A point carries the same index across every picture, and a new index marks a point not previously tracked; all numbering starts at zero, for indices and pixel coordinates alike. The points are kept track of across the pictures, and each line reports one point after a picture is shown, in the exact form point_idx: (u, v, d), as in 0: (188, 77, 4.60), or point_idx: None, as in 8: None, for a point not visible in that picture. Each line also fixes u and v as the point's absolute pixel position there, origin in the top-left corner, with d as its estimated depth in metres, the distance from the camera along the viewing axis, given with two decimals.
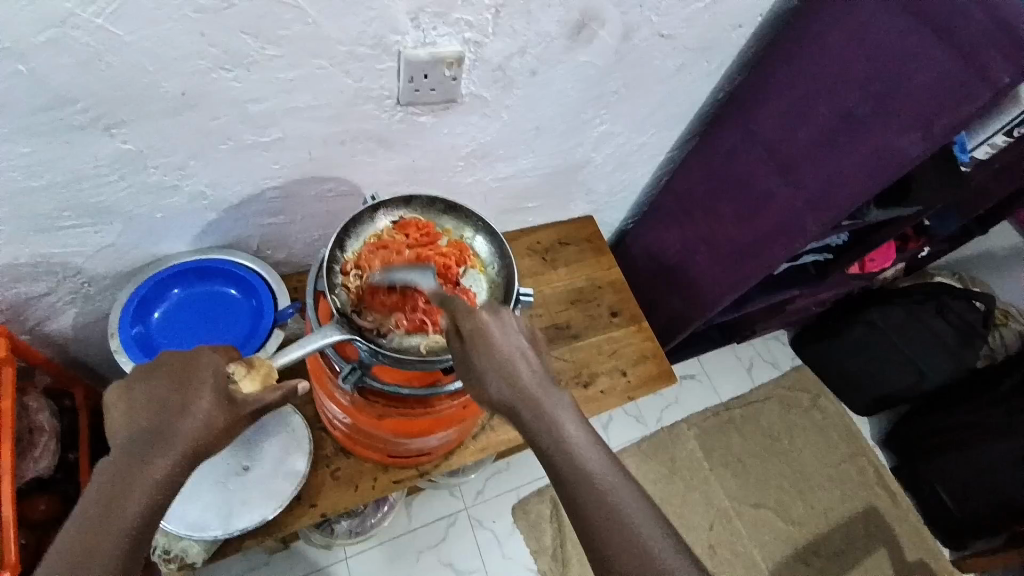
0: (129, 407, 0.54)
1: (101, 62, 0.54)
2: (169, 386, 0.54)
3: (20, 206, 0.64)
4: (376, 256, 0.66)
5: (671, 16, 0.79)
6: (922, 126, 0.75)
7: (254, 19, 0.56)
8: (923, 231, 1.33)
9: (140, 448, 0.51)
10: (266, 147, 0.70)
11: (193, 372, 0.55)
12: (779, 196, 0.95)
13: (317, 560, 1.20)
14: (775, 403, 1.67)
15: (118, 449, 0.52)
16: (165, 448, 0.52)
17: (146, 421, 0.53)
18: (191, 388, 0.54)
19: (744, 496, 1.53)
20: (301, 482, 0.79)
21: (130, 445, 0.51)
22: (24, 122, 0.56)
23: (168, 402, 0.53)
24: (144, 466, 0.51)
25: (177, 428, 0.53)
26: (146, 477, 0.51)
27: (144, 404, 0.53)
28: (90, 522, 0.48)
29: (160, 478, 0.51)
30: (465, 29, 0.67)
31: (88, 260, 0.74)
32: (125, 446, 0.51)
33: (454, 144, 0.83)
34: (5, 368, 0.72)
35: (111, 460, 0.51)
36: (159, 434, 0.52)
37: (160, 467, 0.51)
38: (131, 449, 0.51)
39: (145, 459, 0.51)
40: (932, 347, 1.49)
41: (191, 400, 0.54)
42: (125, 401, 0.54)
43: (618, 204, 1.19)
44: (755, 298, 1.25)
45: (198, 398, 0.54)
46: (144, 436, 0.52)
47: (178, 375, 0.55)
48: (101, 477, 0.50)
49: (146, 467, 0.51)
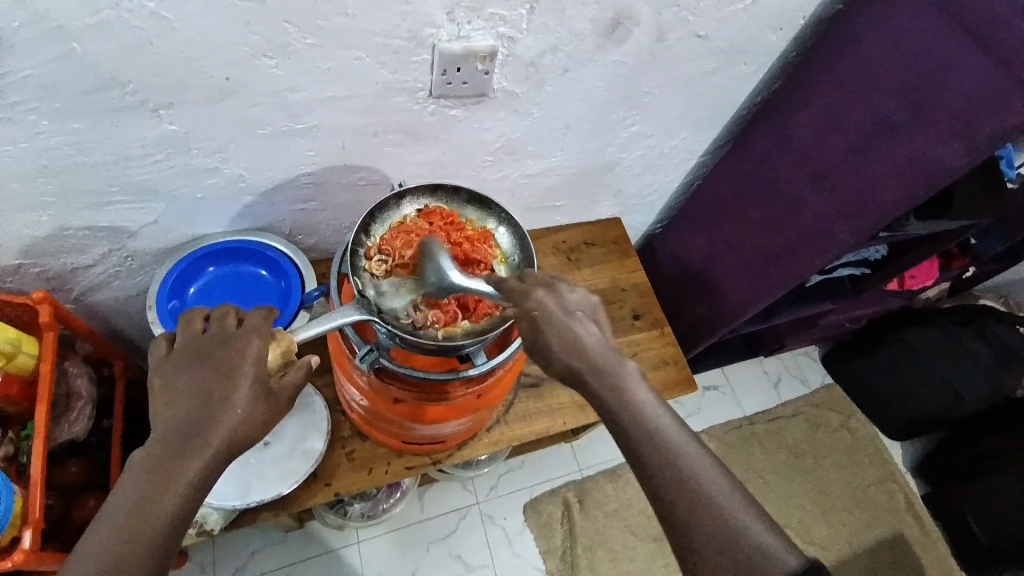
0: (169, 398, 0.54)
1: (150, 47, 0.57)
2: (207, 379, 0.54)
3: (72, 181, 0.68)
4: (398, 238, 0.67)
5: (708, 17, 0.78)
6: (964, 136, 0.73)
7: (295, 9, 0.58)
8: (967, 249, 1.27)
9: (176, 443, 0.52)
10: (302, 135, 0.73)
11: (233, 365, 0.55)
12: (812, 206, 0.92)
13: (330, 541, 1.22)
14: (802, 420, 1.62)
15: (155, 441, 0.52)
16: (202, 444, 0.52)
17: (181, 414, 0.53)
18: (230, 383, 0.54)
19: (764, 513, 1.49)
20: (317, 461, 0.81)
21: (167, 438, 0.52)
22: (78, 102, 0.60)
23: (206, 395, 0.54)
24: (181, 461, 0.51)
25: (214, 424, 0.53)
26: (184, 473, 0.51)
27: (181, 394, 0.54)
28: (129, 516, 0.49)
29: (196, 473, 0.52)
30: (499, 24, 0.67)
31: (130, 236, 0.78)
32: (162, 439, 0.52)
33: (483, 139, 0.84)
34: (48, 333, 0.76)
35: (148, 453, 0.51)
36: (197, 428, 0.53)
37: (196, 465, 0.52)
38: (167, 443, 0.51)
39: (182, 454, 0.51)
40: (971, 371, 1.44)
41: (229, 395, 0.54)
42: (166, 391, 0.54)
43: (647, 207, 1.18)
44: (784, 309, 1.22)
45: (237, 393, 0.54)
46: (181, 430, 0.52)
47: (216, 367, 0.55)
48: (138, 471, 0.51)
49: (181, 464, 0.51)
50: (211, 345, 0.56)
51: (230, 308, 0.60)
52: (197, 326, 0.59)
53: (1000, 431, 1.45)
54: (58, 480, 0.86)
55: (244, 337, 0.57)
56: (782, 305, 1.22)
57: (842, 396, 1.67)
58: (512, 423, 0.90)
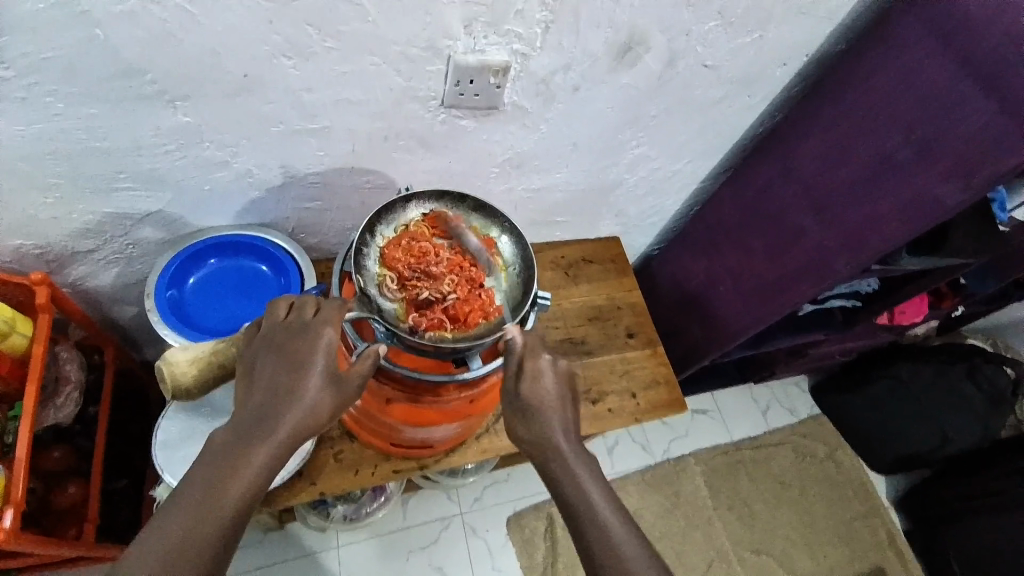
0: (248, 386, 0.56)
1: (174, 39, 0.58)
2: (283, 367, 0.57)
3: (82, 167, 0.68)
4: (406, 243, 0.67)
5: (716, 47, 0.80)
6: (964, 175, 0.75)
7: (318, 12, 0.60)
8: (958, 289, 1.30)
9: (245, 431, 0.53)
10: (314, 134, 0.74)
11: (303, 354, 0.57)
12: (812, 233, 0.94)
13: (310, 544, 1.21)
14: (788, 449, 1.64)
15: (229, 427, 0.54)
16: (268, 432, 0.54)
17: (257, 401, 0.55)
18: (300, 374, 0.56)
19: (749, 541, 1.48)
20: (303, 459, 0.80)
21: (242, 425, 0.54)
22: (94, 88, 0.60)
23: (278, 385, 0.56)
24: (251, 449, 0.53)
25: (285, 413, 0.55)
26: (250, 461, 0.52)
27: (259, 381, 0.56)
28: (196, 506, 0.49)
29: (261, 464, 0.53)
30: (514, 40, 0.69)
31: (135, 224, 0.79)
32: (236, 425, 0.54)
33: (491, 151, 0.86)
34: (43, 316, 0.74)
35: (222, 440, 0.53)
36: (268, 416, 0.54)
37: (263, 453, 0.53)
38: (238, 431, 0.53)
39: (251, 442, 0.53)
40: (960, 411, 1.47)
41: (300, 386, 0.56)
42: (246, 380, 0.57)
43: (646, 228, 1.20)
44: (777, 337, 1.23)
45: (306, 384, 0.56)
46: (251, 418, 0.54)
47: (291, 356, 0.57)
48: (208, 459, 0.52)
49: (249, 452, 0.53)
50: (288, 335, 0.58)
51: (309, 298, 0.62)
52: (280, 312, 0.60)
53: (978, 471, 1.47)
54: (40, 465, 0.85)
55: (318, 328, 0.59)
56: (774, 333, 1.23)
57: (828, 426, 1.69)
58: (501, 433, 0.90)
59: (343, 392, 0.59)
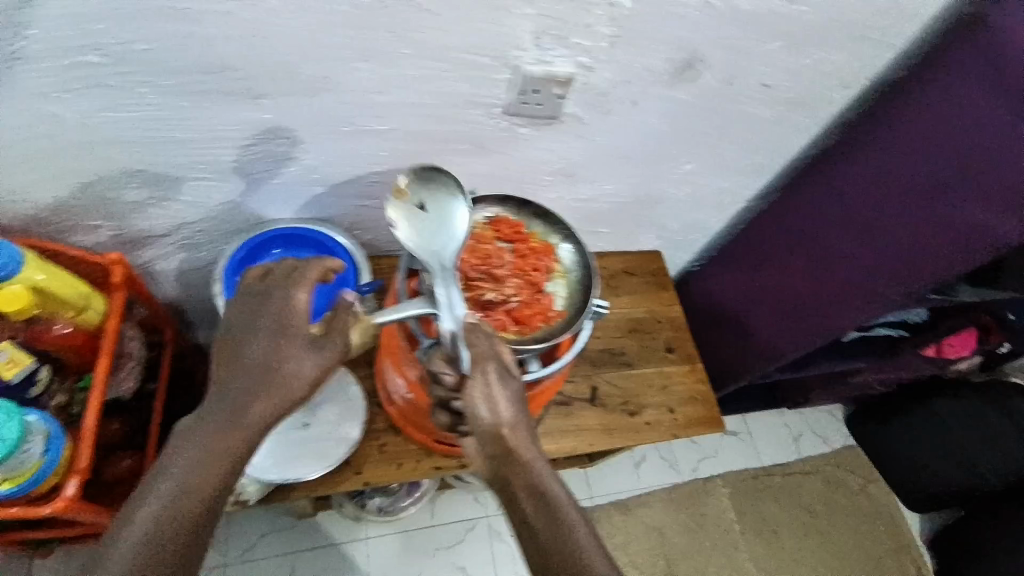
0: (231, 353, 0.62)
1: (262, 39, 0.61)
2: (265, 335, 0.62)
3: (164, 156, 0.72)
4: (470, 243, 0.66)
5: (775, 68, 0.81)
6: (1016, 210, 0.75)
7: (397, 19, 0.63)
8: (1007, 325, 1.28)
9: (233, 397, 0.60)
10: (379, 135, 0.77)
11: (282, 322, 0.63)
12: (854, 257, 0.95)
13: (340, 534, 1.24)
14: (819, 478, 1.60)
15: (216, 393, 0.60)
16: (252, 398, 0.60)
17: (244, 368, 0.61)
18: (279, 341, 0.62)
19: (776, 569, 1.45)
20: (351, 449, 0.83)
21: (229, 392, 0.60)
22: (184, 81, 0.64)
23: (260, 354, 0.61)
24: (239, 413, 0.59)
25: (266, 379, 0.61)
26: (241, 424, 0.59)
27: (244, 350, 0.62)
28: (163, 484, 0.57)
29: (247, 431, 0.59)
30: (580, 53, 0.71)
31: (206, 212, 0.83)
32: (224, 392, 0.60)
33: (545, 159, 0.88)
34: (117, 294, 0.79)
35: (210, 404, 0.60)
36: (252, 381, 0.60)
37: (252, 415, 0.60)
38: (227, 398, 0.60)
39: (239, 407, 0.59)
40: (1000, 452, 1.41)
41: (280, 353, 0.62)
42: (222, 345, 0.63)
43: (688, 244, 1.20)
44: (818, 361, 1.21)
45: (285, 353, 0.62)
46: (239, 385, 0.60)
47: (272, 325, 0.63)
48: (198, 423, 0.59)
49: (238, 416, 0.59)
50: (264, 300, 0.64)
51: (285, 263, 0.67)
52: (255, 277, 0.66)
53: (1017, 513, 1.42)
54: (101, 435, 0.90)
55: (291, 293, 0.64)
56: (814, 357, 1.21)
57: (862, 457, 1.65)
58: None
59: (323, 358, 0.64)
